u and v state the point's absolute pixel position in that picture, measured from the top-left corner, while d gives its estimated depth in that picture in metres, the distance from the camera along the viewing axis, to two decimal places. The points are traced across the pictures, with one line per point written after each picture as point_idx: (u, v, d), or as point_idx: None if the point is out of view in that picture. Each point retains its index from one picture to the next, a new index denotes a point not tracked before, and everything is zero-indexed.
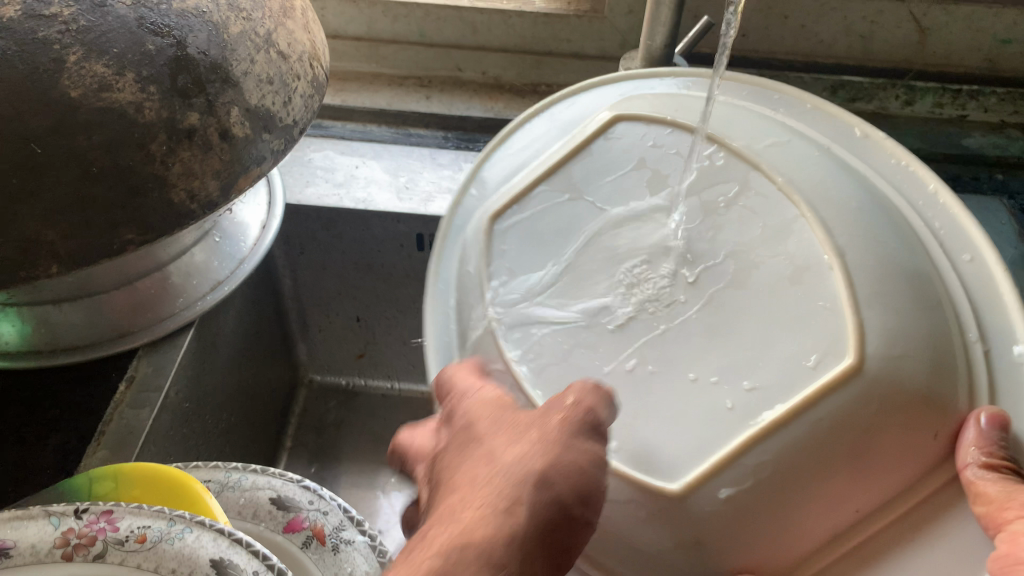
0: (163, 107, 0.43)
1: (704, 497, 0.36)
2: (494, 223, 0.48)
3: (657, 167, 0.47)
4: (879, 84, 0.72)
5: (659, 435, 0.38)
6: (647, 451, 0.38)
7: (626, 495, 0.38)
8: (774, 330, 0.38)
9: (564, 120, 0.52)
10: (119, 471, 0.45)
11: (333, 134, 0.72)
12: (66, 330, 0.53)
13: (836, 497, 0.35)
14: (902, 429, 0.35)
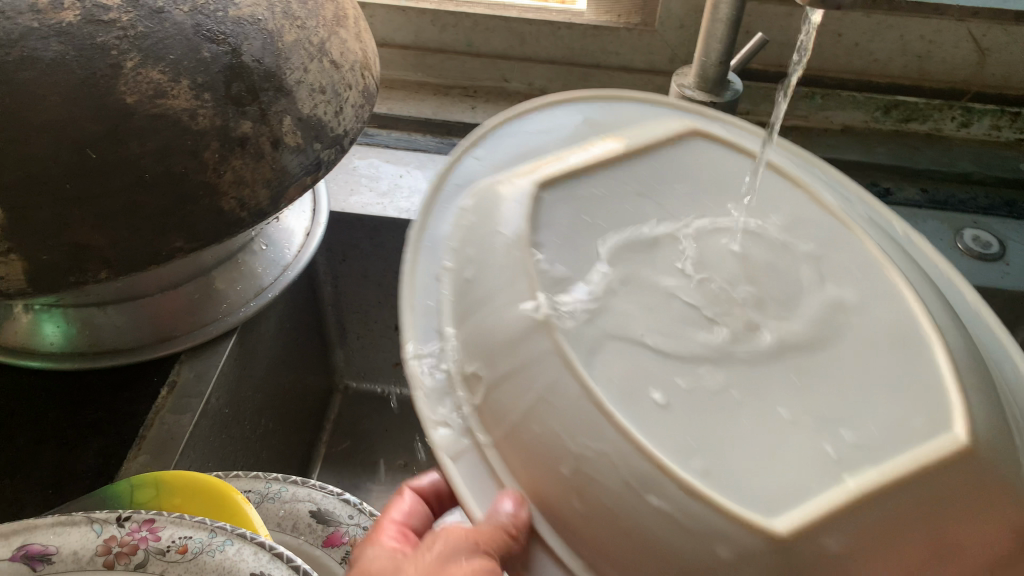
0: (216, 114, 0.43)
1: (810, 550, 0.28)
2: (540, 188, 0.42)
3: (715, 184, 0.45)
4: (936, 105, 0.70)
5: (741, 466, 0.31)
6: (736, 481, 0.30)
7: (703, 525, 0.29)
8: (881, 402, 0.33)
9: (588, 113, 0.50)
10: (160, 478, 0.44)
11: (378, 142, 0.71)
12: (109, 332, 0.53)
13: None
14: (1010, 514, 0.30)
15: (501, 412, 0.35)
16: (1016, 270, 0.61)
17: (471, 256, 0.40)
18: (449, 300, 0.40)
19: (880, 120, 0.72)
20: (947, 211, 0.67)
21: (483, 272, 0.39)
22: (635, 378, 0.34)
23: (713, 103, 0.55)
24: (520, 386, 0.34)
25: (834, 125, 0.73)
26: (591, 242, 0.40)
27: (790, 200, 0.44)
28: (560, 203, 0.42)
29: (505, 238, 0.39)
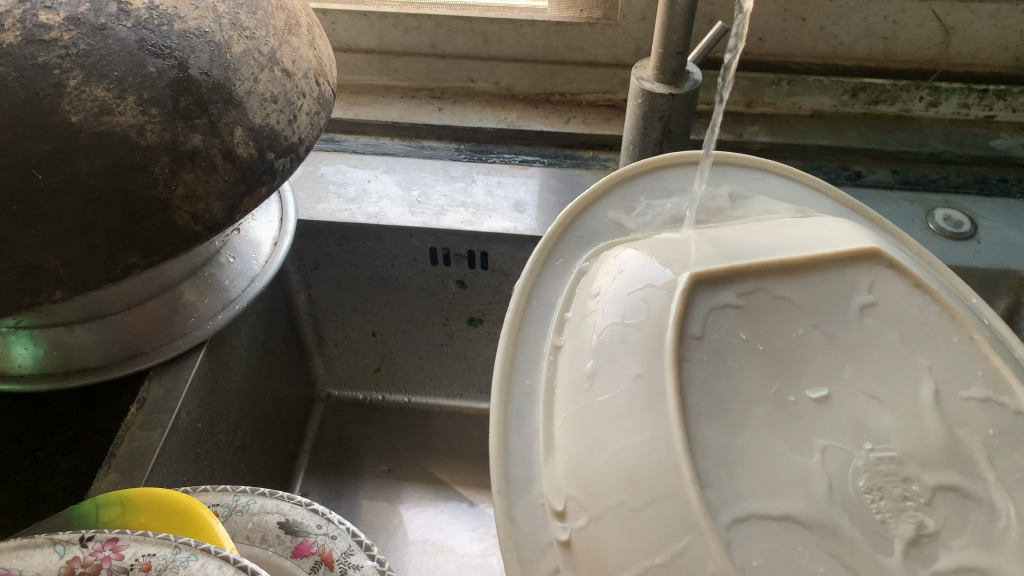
0: (165, 129, 0.43)
1: None
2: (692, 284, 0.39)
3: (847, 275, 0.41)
4: (903, 86, 0.70)
5: None
6: None
7: None
8: None
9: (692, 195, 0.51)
10: (126, 496, 0.44)
11: (346, 148, 0.71)
12: (77, 352, 0.53)
13: None
14: None
15: (598, 547, 0.34)
16: (988, 248, 0.61)
17: (593, 345, 0.40)
18: (547, 385, 0.41)
19: (849, 103, 0.71)
20: (918, 192, 0.66)
21: (612, 366, 0.38)
22: (777, 560, 0.30)
23: (673, 95, 0.55)
24: (637, 525, 0.32)
25: (802, 110, 0.73)
26: (732, 353, 0.37)
27: (948, 350, 0.38)
28: (716, 313, 0.38)
29: (637, 343, 0.37)
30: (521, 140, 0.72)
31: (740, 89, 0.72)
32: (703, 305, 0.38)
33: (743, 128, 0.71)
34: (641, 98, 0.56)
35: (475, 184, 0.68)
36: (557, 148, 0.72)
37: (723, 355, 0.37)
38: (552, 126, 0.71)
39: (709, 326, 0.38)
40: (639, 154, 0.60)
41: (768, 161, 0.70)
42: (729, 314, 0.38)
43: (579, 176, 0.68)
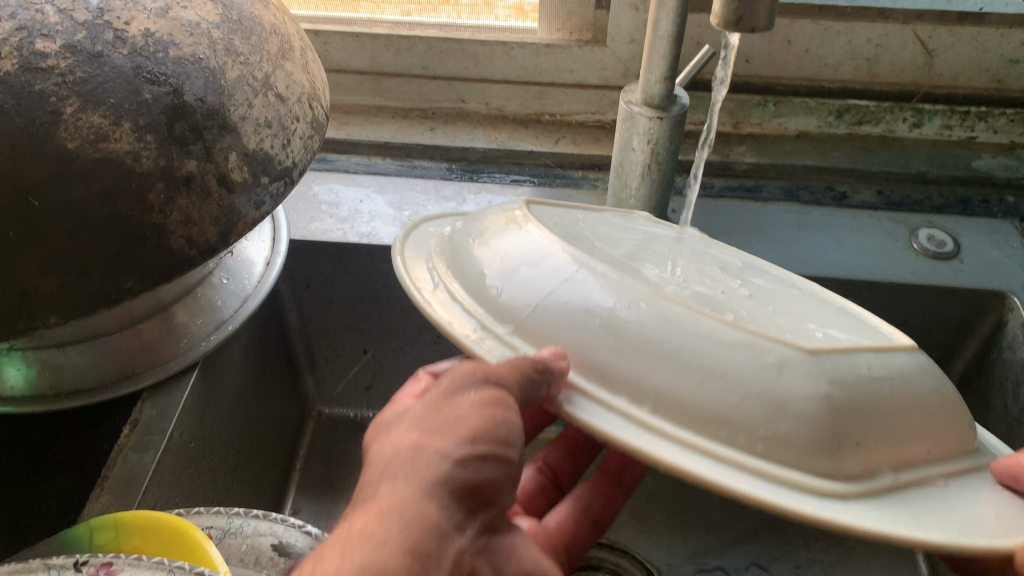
0: (160, 155, 0.43)
1: (837, 364, 0.36)
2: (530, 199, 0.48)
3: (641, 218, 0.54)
4: (887, 107, 0.71)
5: (760, 326, 0.37)
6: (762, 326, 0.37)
7: (752, 343, 0.35)
8: (826, 322, 0.41)
9: None
10: (121, 520, 0.45)
11: (338, 168, 0.72)
12: (70, 374, 0.53)
13: (895, 441, 0.36)
14: (941, 433, 0.38)
15: (546, 331, 0.39)
16: (970, 268, 0.62)
17: (467, 241, 0.45)
18: (440, 270, 0.45)
19: (834, 123, 0.72)
20: (902, 212, 0.68)
21: (489, 235, 0.44)
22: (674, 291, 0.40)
23: (660, 118, 0.55)
24: (564, 291, 0.39)
25: (789, 131, 0.73)
26: (577, 226, 0.46)
27: (722, 246, 0.50)
28: (549, 208, 0.48)
29: (515, 215, 0.45)
30: (512, 160, 0.73)
31: (727, 110, 0.73)
32: (550, 212, 0.46)
33: (729, 149, 0.72)
34: (629, 121, 0.57)
35: (466, 204, 0.68)
36: (547, 168, 0.72)
37: (573, 226, 0.45)
38: (542, 147, 0.72)
39: (557, 218, 0.45)
40: (626, 177, 0.60)
41: (754, 181, 0.72)
42: (566, 216, 0.47)
43: (569, 196, 0.68)
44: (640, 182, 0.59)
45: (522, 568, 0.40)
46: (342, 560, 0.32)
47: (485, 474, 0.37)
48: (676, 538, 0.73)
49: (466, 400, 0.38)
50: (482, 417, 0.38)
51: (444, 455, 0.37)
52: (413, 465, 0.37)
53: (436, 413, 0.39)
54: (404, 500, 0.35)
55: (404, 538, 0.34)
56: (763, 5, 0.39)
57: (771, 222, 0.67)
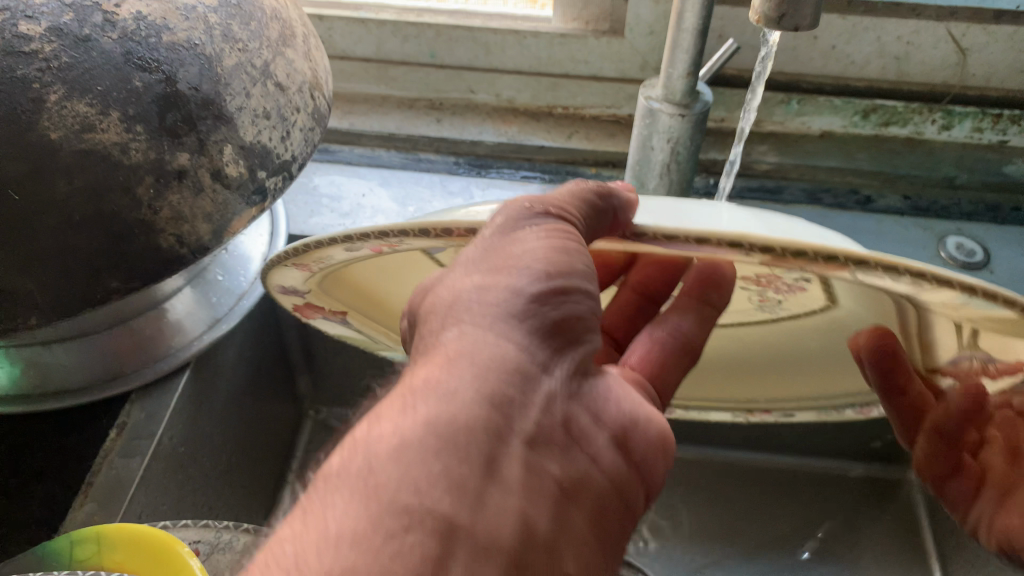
0: (150, 147, 0.41)
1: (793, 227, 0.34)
2: None
3: None
4: (915, 109, 0.66)
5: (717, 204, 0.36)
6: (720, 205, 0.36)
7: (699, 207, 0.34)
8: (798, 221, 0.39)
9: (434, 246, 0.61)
10: (102, 532, 0.42)
11: (341, 159, 0.69)
12: (56, 373, 0.50)
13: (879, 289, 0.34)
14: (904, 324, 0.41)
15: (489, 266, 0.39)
16: (1000, 279, 0.59)
17: None
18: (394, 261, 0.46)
19: (859, 124, 0.68)
20: (928, 218, 0.65)
21: None
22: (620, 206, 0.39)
23: (682, 116, 0.52)
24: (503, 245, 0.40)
25: (812, 130, 0.70)
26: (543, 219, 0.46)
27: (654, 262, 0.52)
28: None
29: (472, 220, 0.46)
30: (521, 155, 0.70)
31: None
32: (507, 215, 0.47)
33: (750, 148, 0.70)
34: (648, 117, 0.54)
35: (473, 200, 0.66)
36: (559, 165, 0.70)
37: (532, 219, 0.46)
38: (553, 141, 0.69)
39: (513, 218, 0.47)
40: (643, 177, 0.57)
41: (776, 182, 0.70)
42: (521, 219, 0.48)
43: None
44: (658, 182, 0.57)
45: (622, 408, 0.37)
46: (404, 416, 0.30)
47: (566, 310, 0.33)
48: (682, 549, 0.70)
49: (532, 230, 0.34)
50: (551, 243, 0.34)
51: (518, 294, 0.33)
52: (482, 304, 0.33)
53: (497, 255, 0.33)
54: (476, 344, 0.32)
55: (480, 387, 0.31)
56: (808, 3, 0.37)
57: None
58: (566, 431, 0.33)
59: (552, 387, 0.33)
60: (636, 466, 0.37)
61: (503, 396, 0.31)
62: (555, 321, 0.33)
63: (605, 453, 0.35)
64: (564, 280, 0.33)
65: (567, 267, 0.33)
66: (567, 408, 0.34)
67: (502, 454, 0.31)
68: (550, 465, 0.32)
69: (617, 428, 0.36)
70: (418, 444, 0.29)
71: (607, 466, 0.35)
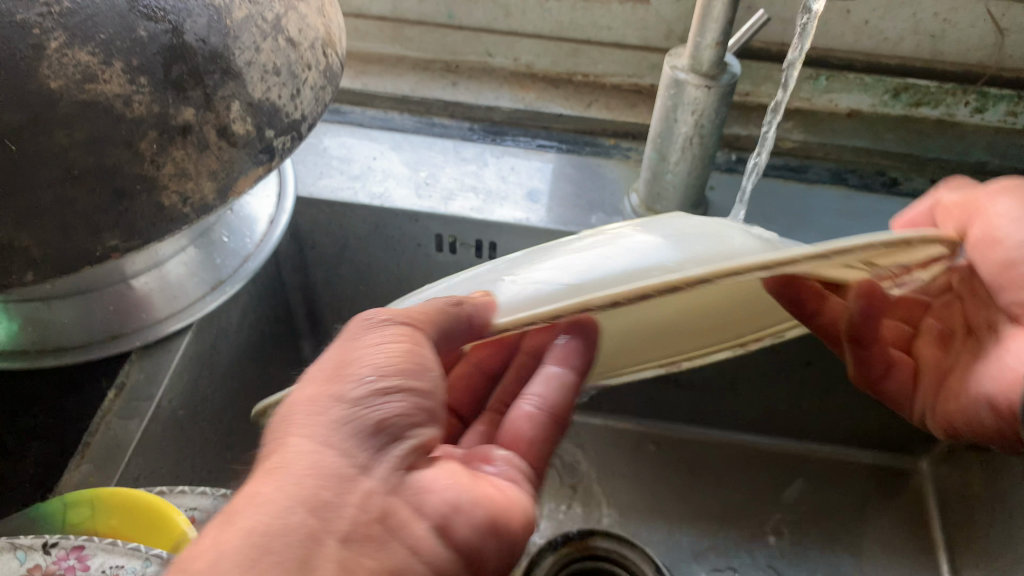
0: (155, 100, 0.39)
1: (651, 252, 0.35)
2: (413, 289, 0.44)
3: None
4: (949, 90, 0.65)
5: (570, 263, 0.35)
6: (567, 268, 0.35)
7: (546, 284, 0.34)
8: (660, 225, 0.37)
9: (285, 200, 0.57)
10: (98, 497, 0.41)
11: (352, 120, 0.67)
12: (54, 329, 0.49)
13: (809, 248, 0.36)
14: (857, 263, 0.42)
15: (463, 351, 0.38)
16: None
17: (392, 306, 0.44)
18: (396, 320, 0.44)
19: (889, 103, 0.67)
20: None
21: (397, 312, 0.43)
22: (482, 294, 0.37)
23: (708, 88, 0.50)
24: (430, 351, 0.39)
25: (839, 109, 0.68)
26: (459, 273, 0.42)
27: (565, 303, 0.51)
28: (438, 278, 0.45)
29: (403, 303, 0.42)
30: (538, 122, 0.68)
31: None
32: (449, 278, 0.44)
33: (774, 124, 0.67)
34: (673, 88, 0.52)
35: (486, 166, 0.64)
36: (576, 134, 0.68)
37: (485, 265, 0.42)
38: (572, 109, 0.67)
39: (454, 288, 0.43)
40: (665, 150, 0.55)
41: (800, 160, 0.67)
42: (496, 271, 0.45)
43: (598, 166, 0.64)
44: (680, 156, 0.55)
45: (448, 500, 0.33)
46: (220, 531, 0.29)
47: (387, 410, 0.34)
48: (685, 530, 0.70)
49: (371, 336, 0.36)
50: (382, 349, 0.35)
51: (340, 400, 0.34)
52: (304, 421, 0.33)
53: (333, 367, 0.35)
54: (297, 455, 0.31)
55: (295, 493, 0.30)
56: None
57: (815, 207, 0.62)
58: (380, 534, 0.31)
59: (369, 485, 0.32)
60: (472, 556, 0.34)
61: (319, 505, 0.30)
62: (373, 423, 0.33)
63: (427, 541, 0.32)
64: (397, 377, 0.35)
65: (392, 370, 0.35)
66: (386, 500, 0.32)
67: (314, 557, 0.28)
68: (360, 562, 0.30)
69: (441, 521, 0.33)
70: (234, 561, 0.27)
71: (428, 554, 0.32)
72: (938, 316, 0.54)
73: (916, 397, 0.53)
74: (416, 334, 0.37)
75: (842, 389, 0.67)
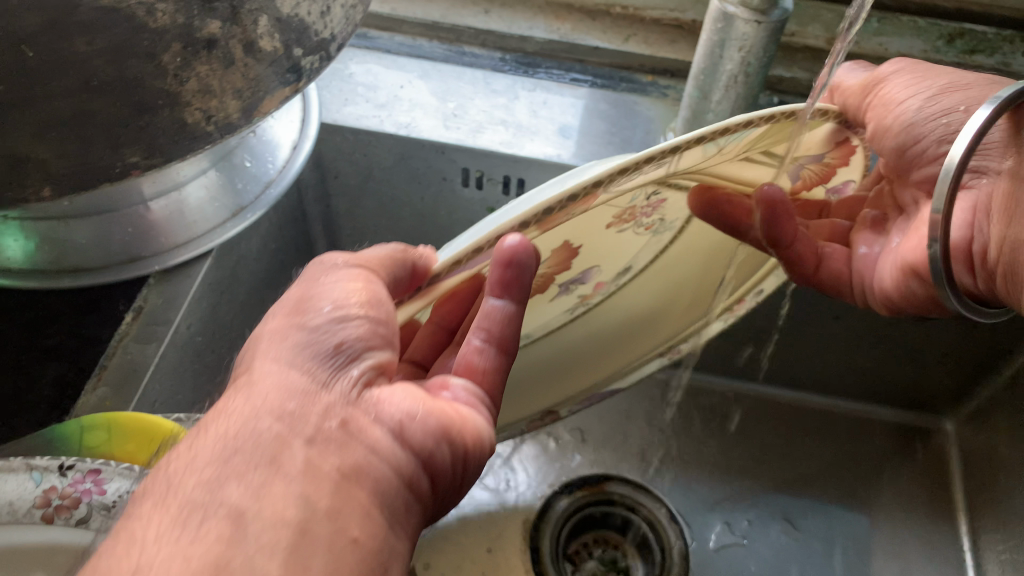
0: (179, 11, 0.36)
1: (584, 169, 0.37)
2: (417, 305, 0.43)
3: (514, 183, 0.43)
4: (1007, 37, 0.62)
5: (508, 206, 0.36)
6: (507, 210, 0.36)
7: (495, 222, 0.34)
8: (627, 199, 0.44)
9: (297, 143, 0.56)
10: (114, 421, 0.40)
11: (379, 46, 0.65)
12: (72, 250, 0.48)
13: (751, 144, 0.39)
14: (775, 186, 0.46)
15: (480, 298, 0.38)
16: None
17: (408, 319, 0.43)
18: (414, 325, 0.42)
19: (942, 49, 0.62)
20: None
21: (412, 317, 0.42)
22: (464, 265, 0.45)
23: (758, 23, 0.48)
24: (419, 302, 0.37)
25: (888, 54, 0.62)
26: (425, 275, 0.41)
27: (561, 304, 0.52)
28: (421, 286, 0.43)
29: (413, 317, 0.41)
30: (573, 55, 0.65)
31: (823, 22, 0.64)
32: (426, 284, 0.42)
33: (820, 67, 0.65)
34: (721, 22, 0.49)
35: (518, 99, 0.61)
36: (612, 69, 0.65)
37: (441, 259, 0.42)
38: (609, 43, 0.64)
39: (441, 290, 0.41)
40: (707, 88, 0.53)
41: None
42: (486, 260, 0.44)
43: (633, 103, 0.62)
44: (723, 95, 0.52)
45: (399, 408, 0.33)
46: (196, 440, 0.30)
47: (343, 333, 0.34)
48: (704, 478, 0.69)
49: (330, 278, 0.36)
50: (340, 281, 0.36)
51: (303, 328, 0.34)
52: (273, 350, 0.34)
53: (301, 299, 0.36)
54: (263, 376, 0.32)
55: (262, 405, 0.31)
56: None
57: None
58: (338, 441, 0.30)
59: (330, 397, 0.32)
60: (426, 459, 0.33)
61: (286, 412, 0.31)
62: (332, 345, 0.33)
63: (386, 442, 0.32)
64: (352, 300, 0.35)
65: (346, 294, 0.35)
66: (347, 411, 0.32)
67: (279, 458, 0.29)
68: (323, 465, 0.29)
69: (395, 430, 0.32)
70: (209, 459, 0.29)
71: (387, 453, 0.31)
72: (873, 203, 0.54)
73: (853, 277, 0.54)
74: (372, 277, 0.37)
75: (870, 345, 0.66)
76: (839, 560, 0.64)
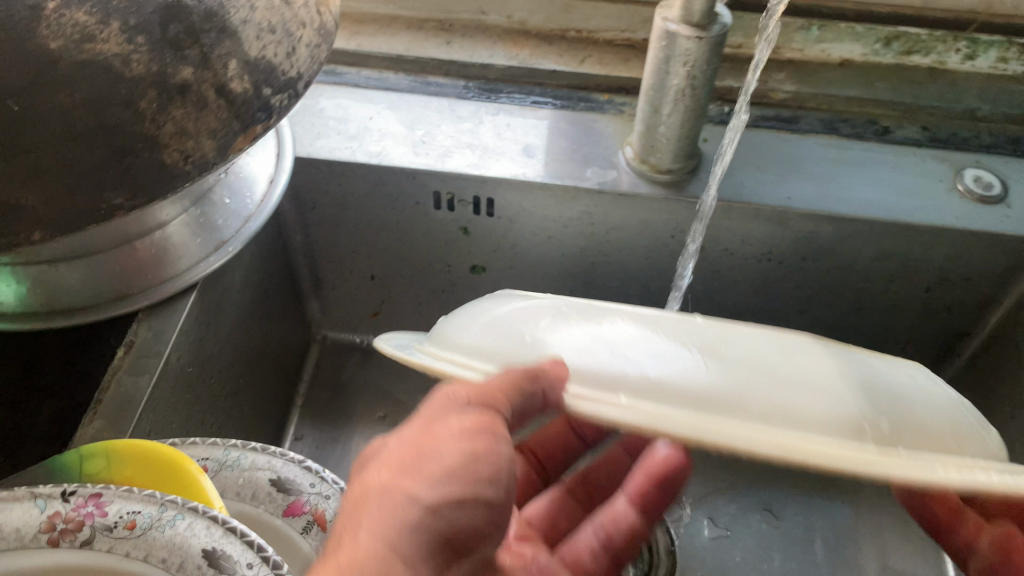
0: (152, 59, 0.40)
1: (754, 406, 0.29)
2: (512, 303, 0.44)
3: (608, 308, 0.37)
4: (939, 37, 0.66)
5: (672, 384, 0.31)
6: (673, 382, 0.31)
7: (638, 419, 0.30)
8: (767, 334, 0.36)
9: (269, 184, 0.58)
10: (112, 448, 0.42)
11: (347, 81, 0.68)
12: (62, 291, 0.50)
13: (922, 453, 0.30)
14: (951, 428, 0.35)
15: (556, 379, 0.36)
16: (1018, 214, 0.58)
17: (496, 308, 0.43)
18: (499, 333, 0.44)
19: (880, 52, 0.67)
20: (948, 150, 0.64)
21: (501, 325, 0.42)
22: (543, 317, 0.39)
23: (699, 38, 0.51)
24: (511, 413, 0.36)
25: (831, 59, 0.68)
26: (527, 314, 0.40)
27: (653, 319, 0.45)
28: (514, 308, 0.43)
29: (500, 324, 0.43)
30: (532, 79, 0.69)
31: None
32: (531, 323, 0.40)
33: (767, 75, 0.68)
34: (665, 40, 0.52)
35: (482, 124, 0.64)
36: (571, 90, 0.68)
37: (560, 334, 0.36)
38: (566, 66, 0.68)
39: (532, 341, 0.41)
40: (658, 102, 0.56)
41: (792, 111, 0.67)
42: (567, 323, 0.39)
43: (592, 121, 0.65)
44: (673, 108, 0.55)
45: None
46: None
47: (456, 518, 0.33)
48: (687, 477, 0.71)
49: (450, 419, 0.34)
50: (463, 436, 0.34)
51: (416, 502, 0.32)
52: (377, 516, 0.32)
53: (414, 446, 0.34)
54: (368, 552, 0.30)
55: None
56: None
57: (809, 156, 0.63)
58: None
59: None
60: None
61: None
62: (439, 533, 0.32)
63: None
64: (471, 471, 0.33)
65: (462, 459, 0.33)
66: None
67: None
68: None
69: None
70: None
71: None
72: None
73: None
74: (491, 420, 0.35)
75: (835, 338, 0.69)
76: (817, 549, 0.66)
